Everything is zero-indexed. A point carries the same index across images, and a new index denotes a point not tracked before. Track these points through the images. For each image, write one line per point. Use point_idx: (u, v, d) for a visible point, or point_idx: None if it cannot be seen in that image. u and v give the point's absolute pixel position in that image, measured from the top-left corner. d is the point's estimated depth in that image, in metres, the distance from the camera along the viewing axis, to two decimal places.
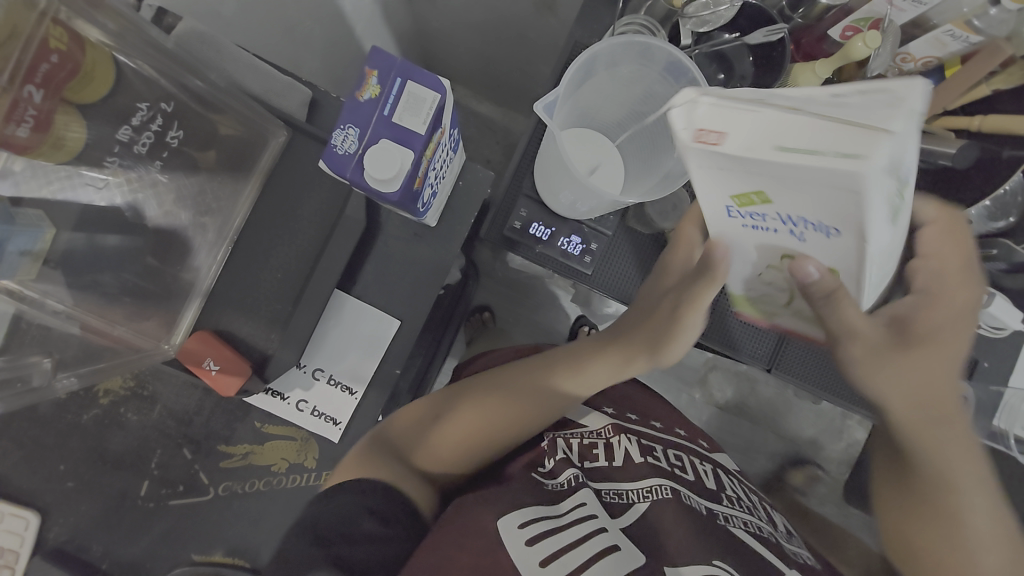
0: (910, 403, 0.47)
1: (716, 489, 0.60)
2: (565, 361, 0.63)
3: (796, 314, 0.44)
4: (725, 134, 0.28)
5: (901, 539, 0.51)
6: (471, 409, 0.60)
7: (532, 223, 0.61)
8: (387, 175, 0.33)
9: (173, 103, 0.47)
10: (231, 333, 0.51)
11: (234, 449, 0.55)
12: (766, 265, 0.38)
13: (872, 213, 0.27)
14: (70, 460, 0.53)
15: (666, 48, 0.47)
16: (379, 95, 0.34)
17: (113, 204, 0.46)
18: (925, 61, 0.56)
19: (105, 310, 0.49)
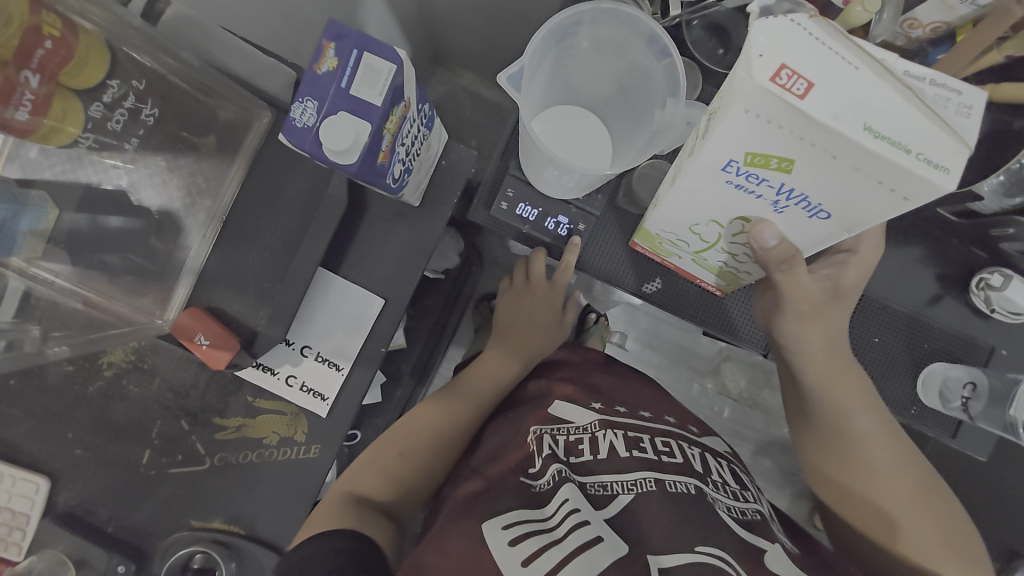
0: (815, 360, 0.55)
1: (704, 472, 0.59)
2: (480, 375, 0.77)
3: (719, 252, 0.48)
4: (813, 86, 0.28)
5: (823, 479, 0.60)
6: (419, 438, 0.67)
7: (519, 204, 0.61)
8: (343, 148, 0.34)
9: (146, 82, 0.49)
10: (223, 309, 0.53)
11: (228, 421, 0.58)
12: (709, 221, 0.43)
13: (852, 205, 0.33)
14: (77, 429, 0.56)
15: (630, 14, 0.46)
16: (336, 68, 0.34)
17: (118, 187, 0.50)
18: (934, 26, 0.53)
19: (107, 287, 0.53)
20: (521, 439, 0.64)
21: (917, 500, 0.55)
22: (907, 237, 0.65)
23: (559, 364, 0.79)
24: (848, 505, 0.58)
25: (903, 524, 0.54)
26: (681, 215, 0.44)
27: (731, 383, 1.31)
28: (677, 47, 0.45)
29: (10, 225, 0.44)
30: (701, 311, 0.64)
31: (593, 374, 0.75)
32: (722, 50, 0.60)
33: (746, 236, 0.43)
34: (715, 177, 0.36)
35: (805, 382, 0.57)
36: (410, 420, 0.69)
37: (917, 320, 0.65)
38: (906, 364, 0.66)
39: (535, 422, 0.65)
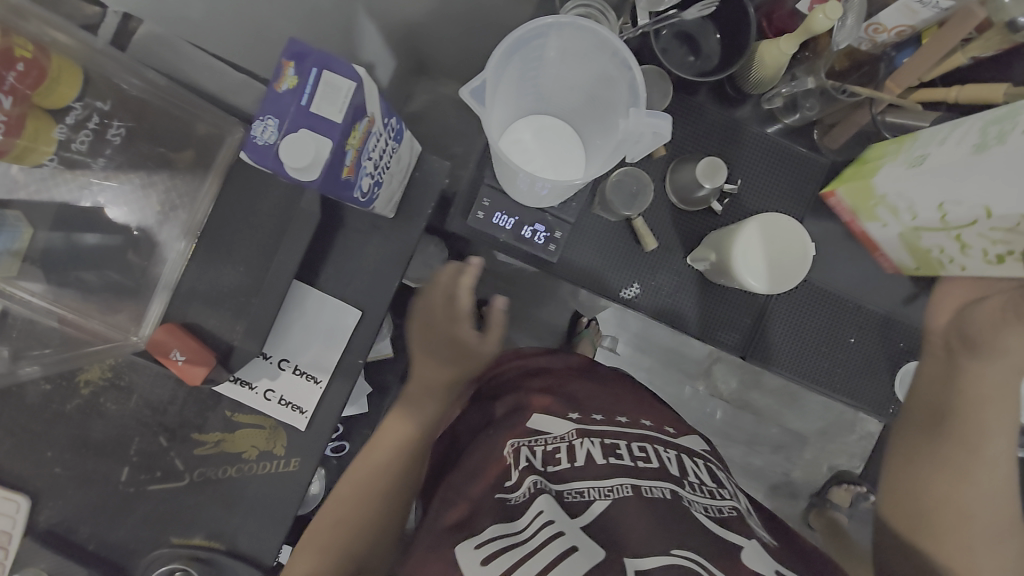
0: (992, 367, 0.57)
1: (679, 475, 0.59)
2: (413, 404, 0.68)
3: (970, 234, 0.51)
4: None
5: (891, 489, 0.60)
6: (366, 495, 0.64)
7: (495, 213, 0.62)
8: (306, 164, 0.34)
9: (110, 102, 0.50)
10: (198, 325, 0.53)
11: (207, 436, 0.57)
12: (1020, 207, 0.44)
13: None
14: (55, 447, 0.56)
15: (585, 26, 0.47)
16: (296, 86, 0.35)
17: (96, 204, 0.51)
18: (899, 30, 0.53)
19: (82, 304, 0.53)
20: (497, 451, 0.63)
21: (1008, 528, 0.55)
22: None
23: (538, 372, 0.77)
24: (909, 510, 0.57)
25: (970, 538, 0.54)
26: (997, 199, 0.46)
27: (721, 385, 1.31)
28: (635, 58, 0.46)
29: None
30: (677, 315, 0.65)
31: (570, 382, 0.75)
32: (693, 57, 0.61)
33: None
34: None
35: (961, 382, 0.58)
36: (345, 478, 0.66)
37: (891, 319, 0.66)
38: (882, 364, 0.66)
39: (512, 435, 0.64)
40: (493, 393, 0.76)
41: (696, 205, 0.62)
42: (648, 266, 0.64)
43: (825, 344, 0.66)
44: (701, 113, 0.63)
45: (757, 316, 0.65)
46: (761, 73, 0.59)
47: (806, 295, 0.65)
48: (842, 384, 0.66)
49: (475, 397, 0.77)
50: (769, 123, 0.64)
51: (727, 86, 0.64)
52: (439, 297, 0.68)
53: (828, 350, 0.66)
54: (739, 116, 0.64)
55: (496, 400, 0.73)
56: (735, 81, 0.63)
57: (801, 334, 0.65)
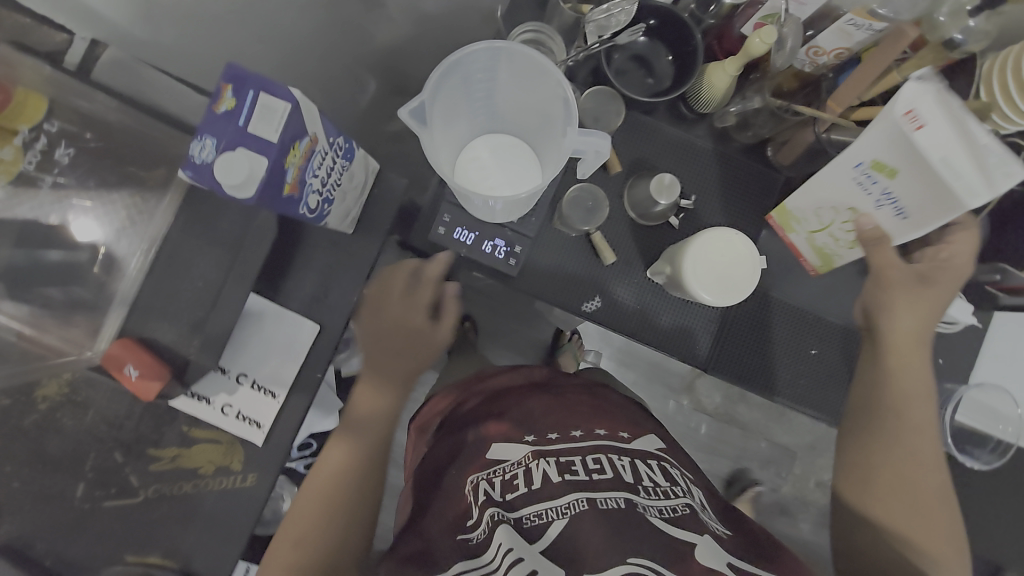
0: (908, 337, 0.55)
1: (635, 481, 0.59)
2: (358, 426, 0.61)
3: (830, 236, 0.59)
4: (926, 125, 0.45)
5: (841, 472, 0.58)
6: (312, 538, 0.57)
7: (455, 228, 0.63)
8: (242, 182, 0.37)
9: (57, 122, 0.51)
10: (155, 340, 0.53)
11: (162, 452, 0.58)
12: (832, 208, 0.56)
13: (921, 206, 0.48)
14: (10, 463, 0.56)
15: (518, 49, 0.49)
16: (233, 108, 0.37)
17: (63, 222, 0.52)
18: (837, 52, 0.55)
19: (39, 320, 0.52)
20: (458, 487, 0.63)
21: (940, 496, 0.54)
22: None
23: (502, 394, 0.77)
24: (872, 502, 0.55)
25: (930, 516, 0.53)
26: (829, 199, 0.55)
27: (706, 400, 1.31)
28: (566, 76, 0.48)
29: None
30: (639, 329, 0.65)
31: (523, 402, 0.72)
32: (650, 78, 0.63)
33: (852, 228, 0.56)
34: (844, 174, 0.52)
35: (880, 358, 0.57)
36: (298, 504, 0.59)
37: (852, 331, 0.67)
38: (844, 376, 0.67)
39: (472, 471, 0.63)
40: (454, 425, 0.75)
41: (654, 219, 0.64)
42: (608, 279, 0.65)
43: (785, 356, 0.66)
44: (657, 132, 0.65)
45: (717, 328, 0.66)
46: (711, 93, 0.60)
47: (764, 307, 0.66)
48: (804, 396, 0.67)
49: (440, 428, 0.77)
50: (722, 141, 0.66)
51: (682, 106, 0.65)
52: (397, 287, 0.61)
53: (790, 361, 0.66)
54: (694, 134, 0.66)
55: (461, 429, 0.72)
56: (689, 101, 0.64)
57: (759, 345, 0.66)
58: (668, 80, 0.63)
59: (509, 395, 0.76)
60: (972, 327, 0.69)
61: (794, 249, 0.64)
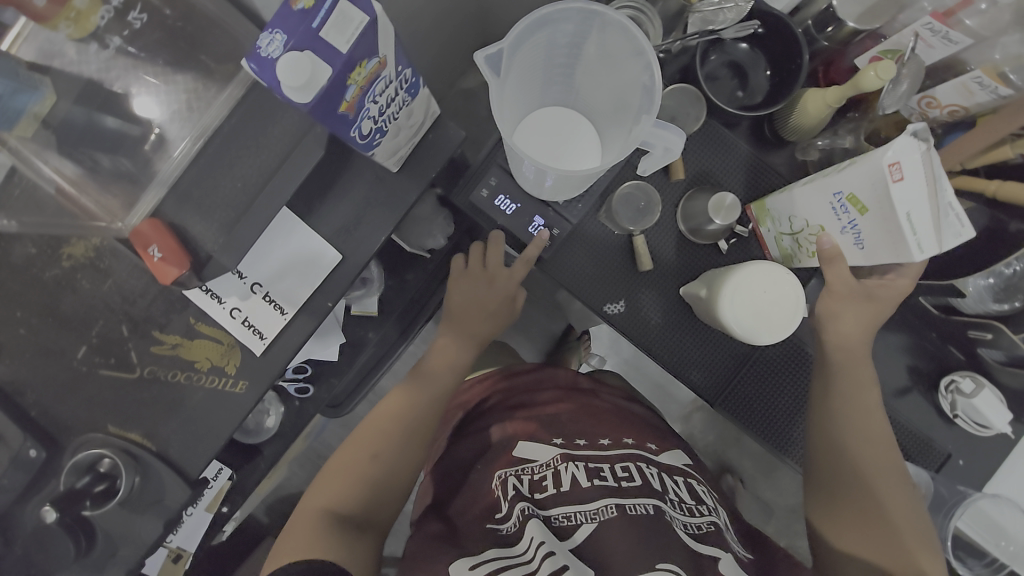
0: (852, 350, 0.57)
1: (661, 491, 0.60)
2: (426, 376, 0.73)
3: (799, 246, 0.55)
4: (905, 179, 0.42)
5: (815, 500, 0.60)
6: (382, 459, 0.67)
7: (498, 195, 0.61)
8: (291, 86, 0.36)
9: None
10: (182, 228, 0.54)
11: (166, 337, 0.58)
12: (803, 221, 0.53)
13: (875, 245, 0.46)
14: (26, 309, 0.58)
15: (618, 19, 0.45)
16: (310, 8, 0.36)
17: (125, 91, 0.53)
18: (952, 109, 0.51)
19: (80, 180, 0.54)
20: (488, 485, 0.65)
21: (916, 530, 0.55)
22: None
23: (533, 388, 0.79)
24: (840, 527, 0.57)
25: (897, 544, 0.54)
26: (802, 209, 0.52)
27: (699, 435, 1.28)
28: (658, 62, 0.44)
29: (7, 102, 0.48)
30: (659, 346, 0.63)
31: (546, 404, 0.74)
32: (741, 91, 0.60)
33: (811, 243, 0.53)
34: (823, 195, 0.49)
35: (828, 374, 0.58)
36: (357, 435, 0.69)
37: None
38: None
39: (501, 465, 0.66)
40: (479, 418, 0.77)
41: (705, 238, 0.61)
42: (641, 287, 0.62)
43: (799, 412, 0.63)
44: (732, 148, 0.61)
45: (738, 365, 0.63)
46: (800, 122, 0.57)
47: (790, 357, 0.63)
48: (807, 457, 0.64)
49: (464, 420, 0.80)
50: (799, 176, 0.61)
51: (765, 127, 0.61)
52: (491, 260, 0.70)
53: (801, 418, 0.64)
54: (769, 160, 0.61)
55: (483, 425, 0.74)
56: (775, 124, 0.60)
57: (776, 393, 0.63)
58: (760, 96, 0.59)
59: (541, 391, 0.77)
60: (1006, 436, 0.65)
61: (759, 238, 0.61)
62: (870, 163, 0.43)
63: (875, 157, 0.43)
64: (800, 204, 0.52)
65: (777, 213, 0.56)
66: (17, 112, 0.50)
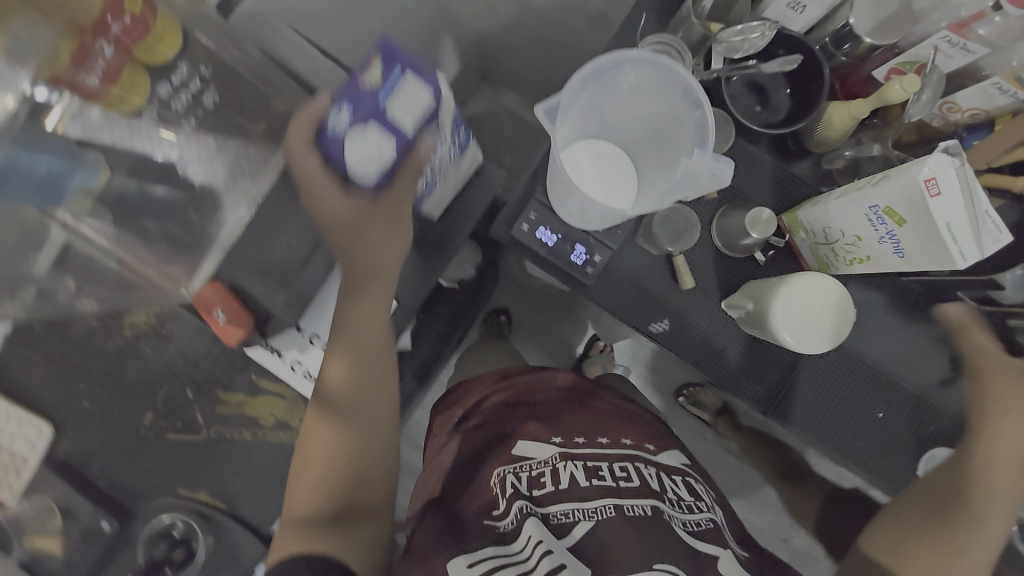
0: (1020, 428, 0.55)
1: (659, 489, 0.61)
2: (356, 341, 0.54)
3: (834, 255, 0.57)
4: (943, 193, 0.43)
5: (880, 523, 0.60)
6: (341, 477, 0.53)
7: (539, 228, 0.62)
8: (362, 165, 0.43)
9: (210, 68, 0.53)
10: (243, 288, 0.55)
11: (230, 396, 0.59)
12: (838, 232, 0.54)
13: (915, 255, 0.48)
14: (88, 382, 0.59)
15: (668, 64, 0.48)
16: (377, 83, 0.40)
17: (168, 159, 0.53)
18: (973, 112, 0.54)
19: (141, 251, 0.55)
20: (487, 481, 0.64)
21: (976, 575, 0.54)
22: (915, 311, 0.66)
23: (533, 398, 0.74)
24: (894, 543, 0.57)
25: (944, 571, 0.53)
26: (835, 221, 0.53)
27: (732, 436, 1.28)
28: (710, 105, 0.47)
29: (62, 179, 0.48)
30: (706, 359, 0.64)
31: (549, 411, 0.71)
32: (760, 107, 0.62)
33: (846, 251, 0.55)
34: (857, 209, 0.50)
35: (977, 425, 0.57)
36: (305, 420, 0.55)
37: (923, 399, 0.65)
38: (908, 444, 0.65)
39: (501, 462, 0.65)
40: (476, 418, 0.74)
41: (741, 252, 0.63)
42: (683, 304, 0.64)
43: (850, 414, 0.65)
44: (759, 163, 0.63)
45: (786, 373, 0.65)
46: (828, 134, 0.59)
47: (840, 364, 0.65)
48: (862, 458, 0.65)
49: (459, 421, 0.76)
50: (826, 184, 0.63)
51: (790, 142, 0.64)
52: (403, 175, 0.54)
53: (853, 420, 0.65)
54: (795, 172, 0.64)
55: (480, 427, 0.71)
56: (800, 137, 0.63)
57: (826, 398, 0.65)
58: (780, 115, 0.61)
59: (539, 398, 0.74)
60: None
61: (793, 247, 0.62)
62: (906, 183, 0.44)
63: (910, 176, 0.44)
64: (834, 217, 0.53)
65: (811, 224, 0.57)
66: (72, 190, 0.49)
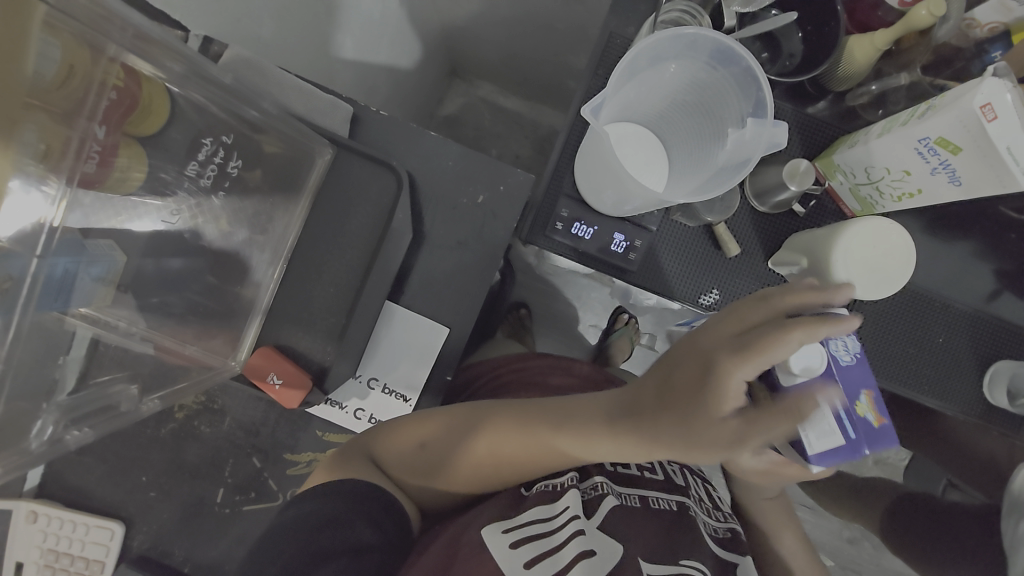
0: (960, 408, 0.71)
1: (685, 486, 0.66)
2: (530, 432, 0.53)
3: (879, 194, 0.55)
4: (1000, 117, 0.42)
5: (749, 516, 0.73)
6: (453, 484, 0.59)
7: (574, 223, 0.61)
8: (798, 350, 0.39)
9: (231, 134, 0.50)
10: (291, 347, 0.53)
11: (299, 457, 0.61)
12: (885, 169, 0.53)
13: (974, 182, 0.47)
14: (150, 472, 0.61)
15: (713, 36, 0.47)
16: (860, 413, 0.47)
17: (173, 228, 0.48)
18: (992, 26, 0.53)
19: (177, 332, 0.52)
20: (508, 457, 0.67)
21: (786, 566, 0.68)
22: (957, 233, 0.65)
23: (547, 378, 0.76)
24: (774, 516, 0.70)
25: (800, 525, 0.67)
26: (880, 158, 0.52)
27: None
28: (762, 69, 0.46)
29: (76, 276, 0.41)
30: None
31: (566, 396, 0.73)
32: (768, 55, 0.59)
33: (893, 188, 0.54)
34: (906, 144, 0.49)
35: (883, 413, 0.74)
36: (458, 443, 0.56)
37: (981, 317, 0.65)
38: (972, 363, 0.65)
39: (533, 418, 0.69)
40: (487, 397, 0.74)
41: (775, 207, 0.61)
42: (731, 272, 0.62)
43: (911, 345, 0.65)
44: (780, 112, 0.61)
45: None
46: (851, 71, 0.57)
47: (896, 304, 0.64)
48: (931, 386, 0.65)
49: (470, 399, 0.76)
50: (849, 122, 0.62)
51: (807, 85, 0.62)
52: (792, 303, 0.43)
53: (915, 350, 0.65)
54: (816, 115, 0.62)
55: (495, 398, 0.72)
56: (818, 80, 0.61)
57: (885, 335, 0.65)
58: (795, 60, 0.59)
59: (555, 377, 0.76)
60: None
61: (832, 194, 0.61)
62: (964, 110, 0.43)
63: (966, 102, 0.43)
64: (878, 155, 0.52)
65: (849, 165, 0.56)
66: (91, 287, 0.44)
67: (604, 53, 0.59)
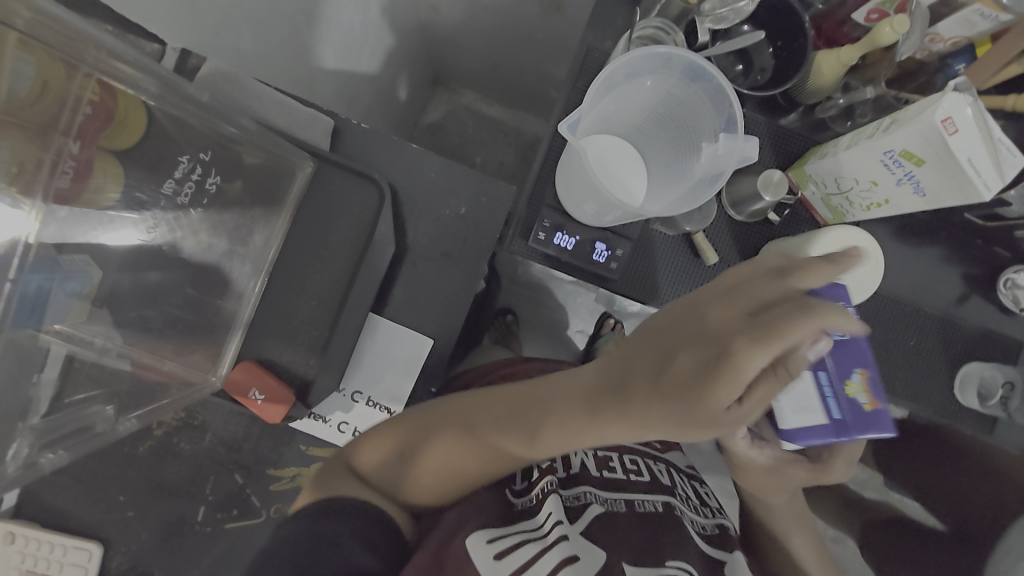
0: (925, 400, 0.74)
1: (670, 484, 0.66)
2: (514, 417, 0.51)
3: (849, 203, 0.57)
4: (959, 130, 0.44)
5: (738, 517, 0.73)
6: (440, 484, 0.57)
7: (556, 233, 0.61)
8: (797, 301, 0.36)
9: (209, 151, 0.49)
10: (272, 361, 0.52)
11: (282, 472, 0.62)
12: (853, 180, 0.54)
13: (937, 192, 0.49)
14: (128, 491, 0.60)
15: (685, 53, 0.48)
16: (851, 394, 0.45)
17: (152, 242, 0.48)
18: (955, 40, 0.55)
19: (155, 349, 0.51)
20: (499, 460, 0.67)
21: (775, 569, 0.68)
22: (925, 239, 0.67)
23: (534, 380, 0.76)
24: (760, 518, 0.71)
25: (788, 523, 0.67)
26: (849, 170, 0.54)
27: None
28: (732, 86, 0.48)
29: (50, 294, 0.40)
30: None
31: None
32: (742, 66, 0.61)
33: (862, 197, 0.55)
34: (873, 155, 0.51)
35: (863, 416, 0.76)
36: (437, 435, 0.54)
37: (950, 319, 0.67)
38: (942, 364, 0.67)
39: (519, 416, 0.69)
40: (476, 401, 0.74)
41: (752, 215, 0.62)
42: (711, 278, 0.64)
43: (885, 347, 0.66)
44: (755, 124, 0.63)
45: None
46: (820, 85, 0.59)
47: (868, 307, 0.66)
48: (903, 388, 0.67)
49: None
50: (820, 132, 0.64)
51: (779, 97, 0.64)
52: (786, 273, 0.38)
53: (889, 352, 0.67)
54: (788, 126, 0.64)
55: None
56: (790, 93, 0.63)
57: None
58: (766, 75, 0.61)
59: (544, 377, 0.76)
60: None
61: (805, 202, 0.63)
62: (926, 123, 0.45)
63: (928, 116, 0.45)
64: (847, 167, 0.54)
65: (821, 175, 0.57)
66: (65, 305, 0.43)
67: (582, 67, 0.60)
